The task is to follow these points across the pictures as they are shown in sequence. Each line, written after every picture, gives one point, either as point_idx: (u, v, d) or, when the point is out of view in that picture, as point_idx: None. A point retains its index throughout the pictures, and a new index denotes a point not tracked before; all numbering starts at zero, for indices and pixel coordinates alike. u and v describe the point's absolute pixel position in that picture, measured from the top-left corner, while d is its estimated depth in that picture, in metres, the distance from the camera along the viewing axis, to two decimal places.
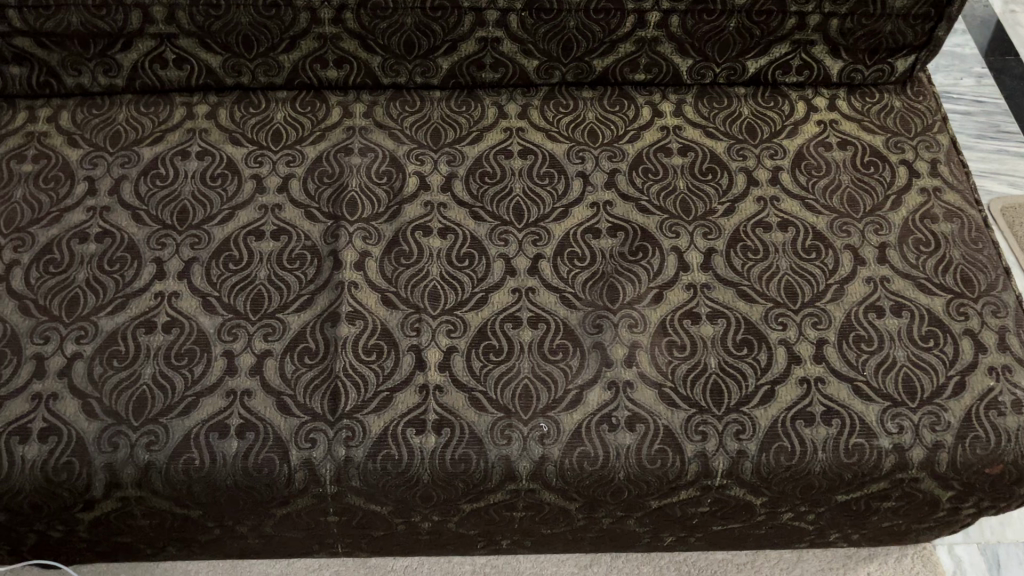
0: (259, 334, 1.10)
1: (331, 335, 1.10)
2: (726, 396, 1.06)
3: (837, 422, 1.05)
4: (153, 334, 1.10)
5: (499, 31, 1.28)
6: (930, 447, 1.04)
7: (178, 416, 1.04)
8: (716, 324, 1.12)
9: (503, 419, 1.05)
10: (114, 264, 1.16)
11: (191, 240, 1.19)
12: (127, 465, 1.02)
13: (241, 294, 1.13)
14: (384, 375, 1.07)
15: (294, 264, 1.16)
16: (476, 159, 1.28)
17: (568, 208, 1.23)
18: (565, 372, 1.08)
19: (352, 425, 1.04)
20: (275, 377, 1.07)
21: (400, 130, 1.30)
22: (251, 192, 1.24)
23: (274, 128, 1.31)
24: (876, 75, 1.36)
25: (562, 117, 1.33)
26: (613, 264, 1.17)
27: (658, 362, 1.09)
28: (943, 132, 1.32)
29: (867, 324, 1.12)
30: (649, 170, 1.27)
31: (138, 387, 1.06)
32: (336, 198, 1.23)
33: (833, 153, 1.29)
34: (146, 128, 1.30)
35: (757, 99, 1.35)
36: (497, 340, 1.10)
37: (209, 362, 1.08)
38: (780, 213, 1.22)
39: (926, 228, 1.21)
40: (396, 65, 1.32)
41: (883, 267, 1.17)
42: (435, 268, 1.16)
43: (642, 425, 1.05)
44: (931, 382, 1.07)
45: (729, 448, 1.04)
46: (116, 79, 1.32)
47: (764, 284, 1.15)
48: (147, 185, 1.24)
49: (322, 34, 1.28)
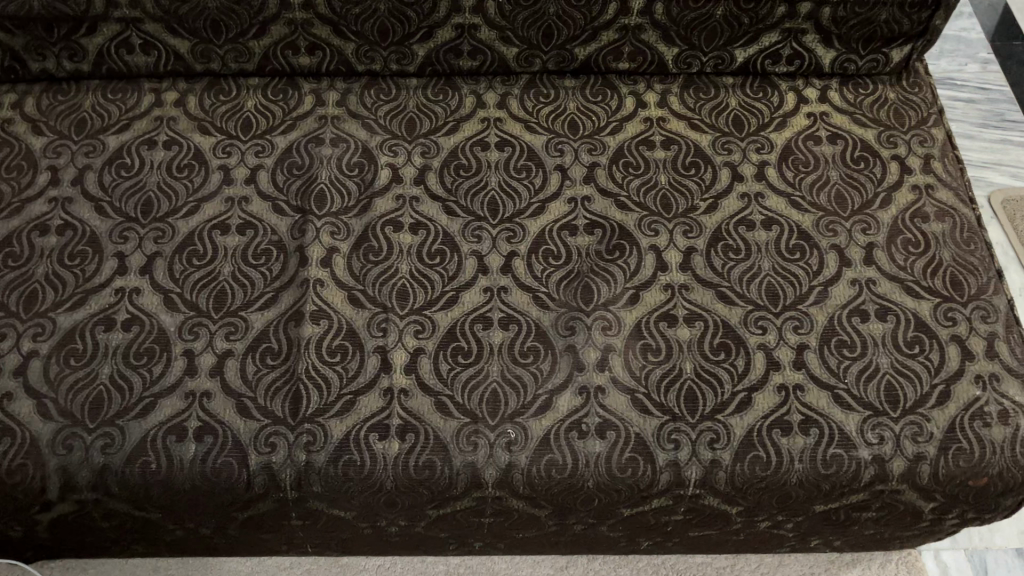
0: (221, 333, 1.07)
1: (295, 335, 1.07)
2: (701, 404, 1.03)
3: (815, 432, 1.01)
4: (112, 332, 1.07)
5: (476, 18, 1.23)
6: (912, 458, 1.00)
7: (135, 417, 1.01)
8: (693, 327, 1.08)
9: (469, 425, 1.02)
10: (75, 258, 1.13)
11: (154, 234, 1.15)
12: (82, 468, 1.00)
13: (204, 290, 1.10)
14: (348, 377, 1.04)
15: (260, 260, 1.13)
16: (451, 151, 1.23)
17: (545, 204, 1.19)
18: (535, 377, 1.04)
19: (314, 430, 1.01)
20: (235, 378, 1.04)
21: (374, 120, 1.26)
22: (218, 183, 1.20)
23: (244, 118, 1.26)
24: (870, 65, 1.31)
25: (542, 107, 1.28)
26: (588, 262, 1.13)
27: (632, 366, 1.05)
28: (938, 126, 1.27)
29: (850, 329, 1.08)
30: (630, 164, 1.22)
31: (95, 387, 1.03)
32: (305, 191, 1.19)
33: (822, 148, 1.24)
34: (113, 116, 1.26)
35: (746, 90, 1.30)
36: (466, 341, 1.07)
37: (169, 362, 1.05)
38: (764, 211, 1.18)
39: (916, 228, 1.16)
40: (370, 52, 1.28)
41: (869, 269, 1.13)
42: (404, 265, 1.13)
43: (613, 432, 1.01)
44: (915, 391, 1.03)
45: (702, 458, 1.00)
46: (82, 64, 1.27)
47: (745, 285, 1.11)
48: (112, 175, 1.20)
49: (292, 19, 1.23)
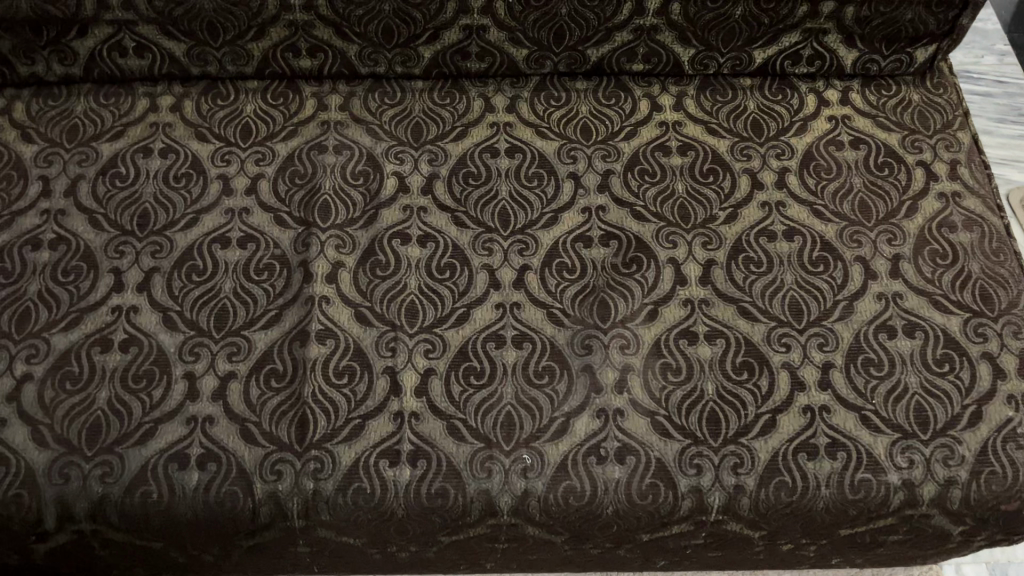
0: (223, 354, 1.02)
1: (301, 356, 1.02)
2: (723, 426, 0.99)
3: (842, 455, 0.98)
4: (109, 354, 1.02)
5: (484, 19, 1.18)
6: (943, 483, 0.97)
7: (134, 444, 0.97)
8: (714, 345, 1.04)
9: (483, 450, 0.98)
10: (69, 275, 1.08)
11: (151, 248, 1.10)
12: (80, 498, 0.95)
13: (205, 308, 1.06)
14: (356, 401, 1.00)
15: (262, 275, 1.08)
16: (460, 157, 1.19)
17: (558, 214, 1.14)
18: (551, 399, 1.00)
19: (321, 456, 0.97)
20: (239, 402, 0.99)
21: (379, 125, 1.21)
22: (217, 193, 1.15)
23: (243, 123, 1.21)
24: (894, 66, 1.26)
25: (553, 111, 1.23)
26: (604, 276, 1.09)
27: (651, 388, 1.01)
28: (964, 129, 1.23)
29: (877, 346, 1.04)
30: (646, 171, 1.17)
31: (92, 413, 0.99)
32: (308, 202, 1.14)
33: (844, 153, 1.20)
34: (106, 122, 1.21)
35: (764, 92, 1.25)
36: (479, 361, 1.03)
37: (169, 385, 1.00)
38: (786, 220, 1.13)
39: (944, 239, 1.12)
40: (374, 54, 1.22)
41: (896, 282, 1.09)
42: (413, 280, 1.08)
43: (633, 457, 0.97)
44: (946, 412, 0.99)
45: (725, 483, 0.97)
46: (73, 68, 1.22)
47: (768, 301, 1.07)
48: (106, 185, 1.15)
49: (293, 21, 1.18)
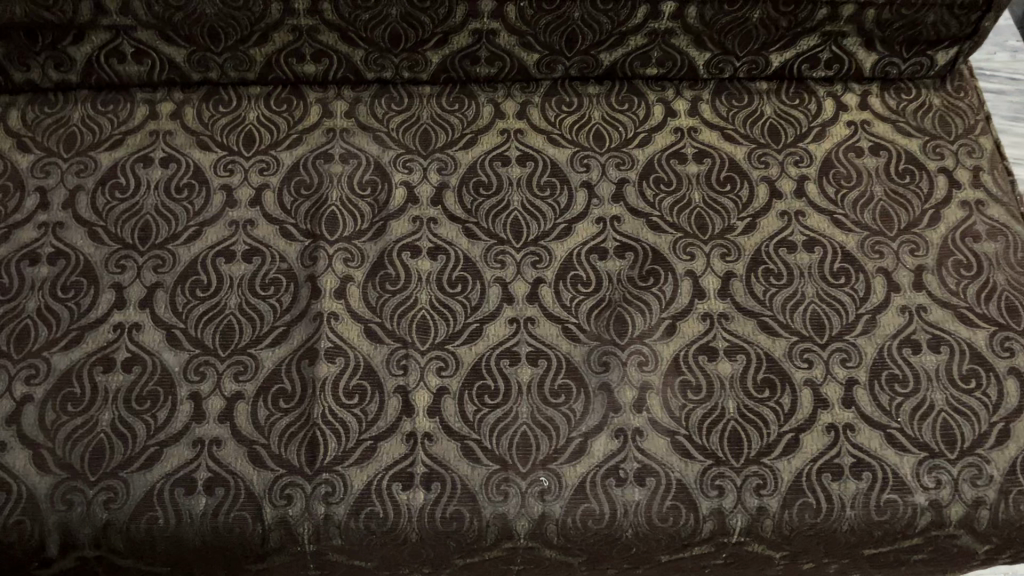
0: (229, 374, 0.99)
1: (309, 375, 0.99)
2: (745, 446, 0.96)
3: (867, 475, 0.95)
4: (111, 374, 0.99)
5: (495, 23, 1.15)
6: (971, 503, 0.95)
7: (139, 469, 0.94)
8: (734, 361, 1.01)
9: (499, 472, 0.95)
10: (69, 291, 1.05)
11: (153, 262, 1.07)
12: (84, 524, 0.92)
13: (210, 326, 1.02)
14: (367, 422, 0.97)
15: (268, 291, 1.05)
16: (470, 166, 1.15)
17: (572, 224, 1.11)
18: (568, 418, 0.98)
19: (332, 480, 0.94)
20: (247, 424, 0.96)
21: (386, 133, 1.18)
22: (221, 205, 1.12)
23: (246, 131, 1.18)
24: (914, 69, 1.23)
25: (564, 117, 1.20)
26: (621, 290, 1.06)
27: (671, 406, 0.98)
28: (986, 135, 1.20)
29: (902, 361, 1.01)
30: (661, 180, 1.14)
31: (95, 436, 0.95)
32: (315, 213, 1.11)
33: (864, 160, 1.17)
34: (104, 130, 1.17)
35: (782, 96, 1.22)
36: (493, 379, 1.00)
37: (174, 406, 0.97)
38: (806, 231, 1.10)
39: (967, 249, 1.09)
40: (381, 59, 1.19)
41: (920, 294, 1.06)
42: (424, 295, 1.05)
43: (653, 479, 0.95)
44: (973, 430, 0.97)
45: (748, 505, 0.94)
46: (69, 74, 1.18)
47: (789, 314, 1.04)
48: (106, 197, 1.12)
49: (297, 26, 1.14)
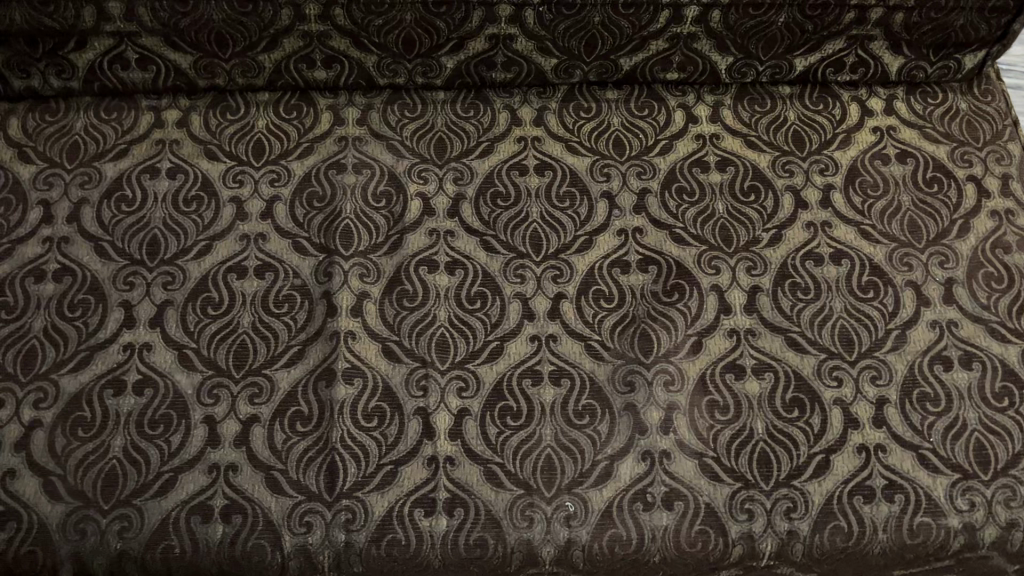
0: (243, 396, 0.96)
1: (327, 398, 0.97)
2: (775, 468, 0.94)
3: (900, 498, 0.93)
4: (123, 397, 0.96)
5: (512, 28, 1.11)
6: (1005, 526, 0.92)
7: (154, 496, 0.91)
8: (762, 379, 0.99)
9: (523, 497, 0.93)
10: (76, 309, 1.01)
11: (163, 279, 1.04)
12: (97, 554, 0.90)
13: (223, 345, 0.99)
14: (388, 445, 0.95)
15: (283, 308, 1.02)
16: (487, 176, 1.12)
17: (592, 237, 1.08)
18: (593, 440, 0.95)
19: (353, 506, 0.92)
20: (263, 448, 0.94)
21: (400, 141, 1.14)
22: (231, 218, 1.08)
23: (255, 140, 1.14)
24: (941, 72, 1.20)
25: (583, 124, 1.17)
26: (644, 305, 1.03)
27: (698, 427, 0.96)
28: (1015, 140, 1.17)
29: (933, 379, 0.99)
30: (684, 190, 1.11)
31: (107, 462, 0.93)
32: (328, 226, 1.08)
33: (891, 168, 1.14)
34: (108, 139, 1.14)
35: (805, 101, 1.19)
36: (515, 400, 0.97)
37: (188, 430, 0.95)
38: (832, 242, 1.08)
39: (998, 261, 1.07)
40: (394, 65, 1.15)
41: (950, 308, 1.03)
42: (442, 312, 1.02)
43: (682, 503, 0.93)
44: (1006, 450, 0.95)
45: (778, 529, 0.92)
46: (71, 81, 1.14)
47: (817, 331, 1.02)
48: (111, 210, 1.08)
49: (308, 31, 1.10)
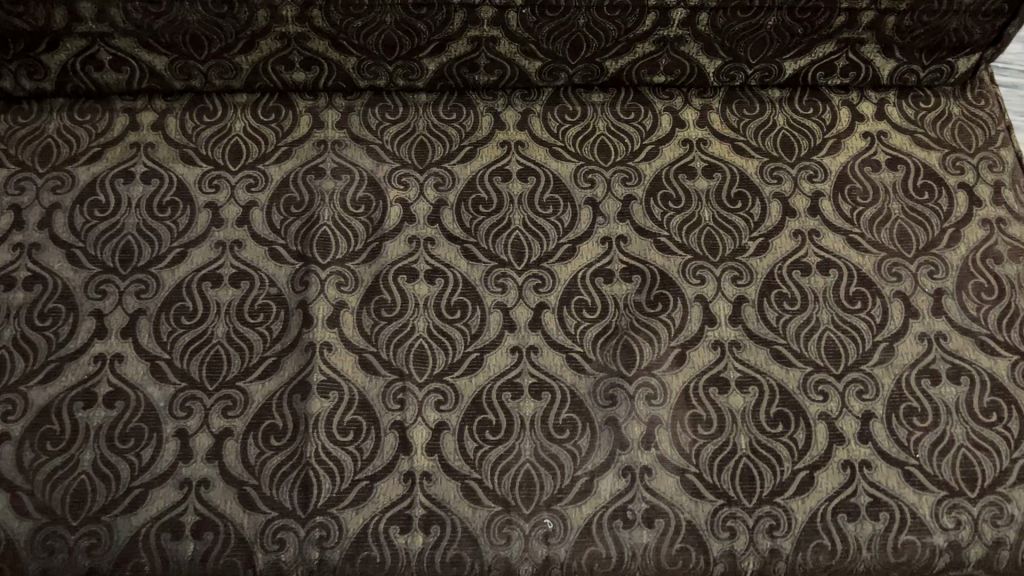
0: (216, 409, 0.94)
1: (301, 411, 0.95)
2: (758, 485, 0.92)
3: (885, 516, 0.91)
4: (93, 410, 0.94)
5: (495, 30, 1.08)
6: (991, 544, 0.91)
7: (123, 512, 0.90)
8: (747, 393, 0.97)
9: (501, 514, 0.91)
10: (46, 319, 0.99)
11: (136, 288, 1.01)
12: (65, 572, 0.88)
13: (196, 357, 0.97)
14: (363, 459, 0.93)
15: (258, 318, 1.00)
16: (469, 182, 1.10)
17: (575, 245, 1.06)
18: (573, 456, 0.94)
19: (327, 523, 0.90)
20: (236, 463, 0.92)
21: (380, 145, 1.12)
22: (206, 224, 1.06)
23: (232, 143, 1.12)
24: (933, 76, 1.17)
25: (568, 128, 1.14)
26: (628, 316, 1.01)
27: (680, 442, 0.94)
28: (1008, 146, 1.14)
29: (921, 393, 0.97)
30: (669, 197, 1.09)
31: (77, 477, 0.91)
32: (306, 233, 1.05)
33: (881, 174, 1.12)
34: (81, 142, 1.11)
35: (795, 105, 1.17)
36: (494, 414, 0.95)
37: (160, 444, 0.93)
38: (820, 251, 1.06)
39: (989, 271, 1.05)
40: (375, 67, 1.12)
41: (939, 320, 1.01)
42: (421, 322, 1.00)
43: (662, 521, 0.91)
44: (993, 467, 0.94)
45: (761, 547, 0.90)
46: (43, 82, 1.11)
47: (803, 343, 0.99)
48: (84, 216, 1.06)
49: (285, 33, 1.08)
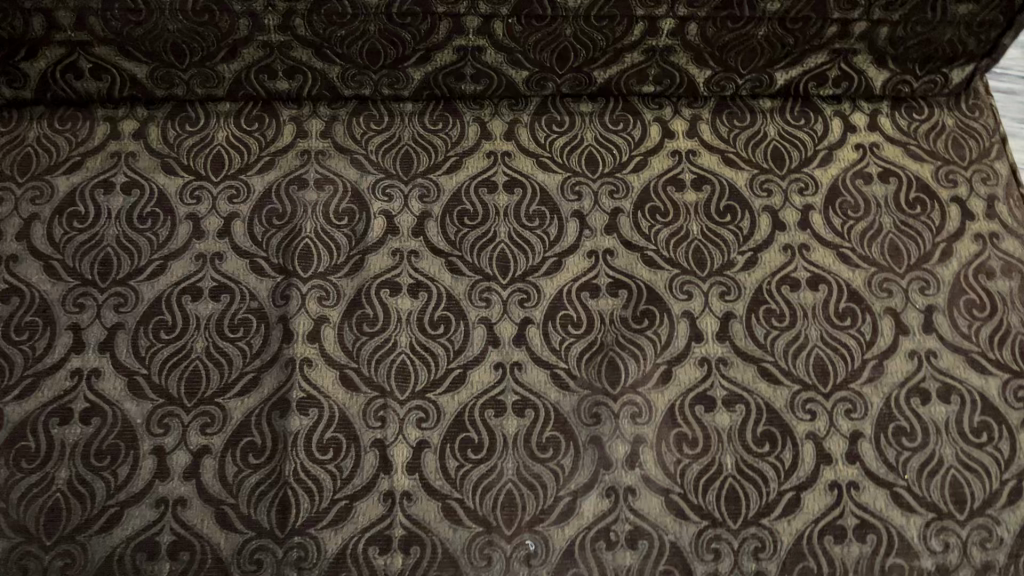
0: (194, 426, 0.93)
1: (281, 429, 0.93)
2: (743, 506, 0.91)
3: (872, 539, 0.90)
4: (69, 427, 0.93)
5: (481, 39, 1.07)
6: (980, 568, 0.89)
7: (98, 532, 0.88)
8: (733, 412, 0.95)
9: (482, 535, 0.89)
10: (23, 332, 0.98)
11: (114, 301, 1.00)
12: None
13: (175, 372, 0.96)
14: (343, 479, 0.91)
15: (238, 333, 0.98)
16: (454, 193, 1.08)
17: (562, 258, 1.04)
18: (556, 475, 0.92)
19: (305, 543, 0.89)
20: (214, 482, 0.91)
21: (365, 155, 1.10)
22: (187, 236, 1.04)
23: (214, 153, 1.10)
24: (927, 87, 1.16)
25: (555, 138, 1.12)
26: (613, 332, 1.00)
27: (665, 462, 0.93)
28: (1002, 159, 1.13)
29: (910, 413, 0.95)
30: (657, 210, 1.07)
31: (51, 496, 0.90)
32: (288, 246, 1.04)
33: (872, 188, 1.10)
34: (61, 151, 1.10)
35: (786, 115, 1.15)
36: (477, 432, 0.94)
37: (136, 462, 0.91)
38: (810, 266, 1.04)
39: (981, 287, 1.03)
40: (359, 76, 1.11)
41: (929, 338, 1.00)
42: (403, 338, 0.99)
43: (646, 542, 0.89)
44: (983, 489, 0.92)
45: (745, 570, 0.89)
46: (23, 90, 1.10)
47: (791, 361, 0.98)
48: (63, 227, 1.04)
49: (268, 42, 1.06)
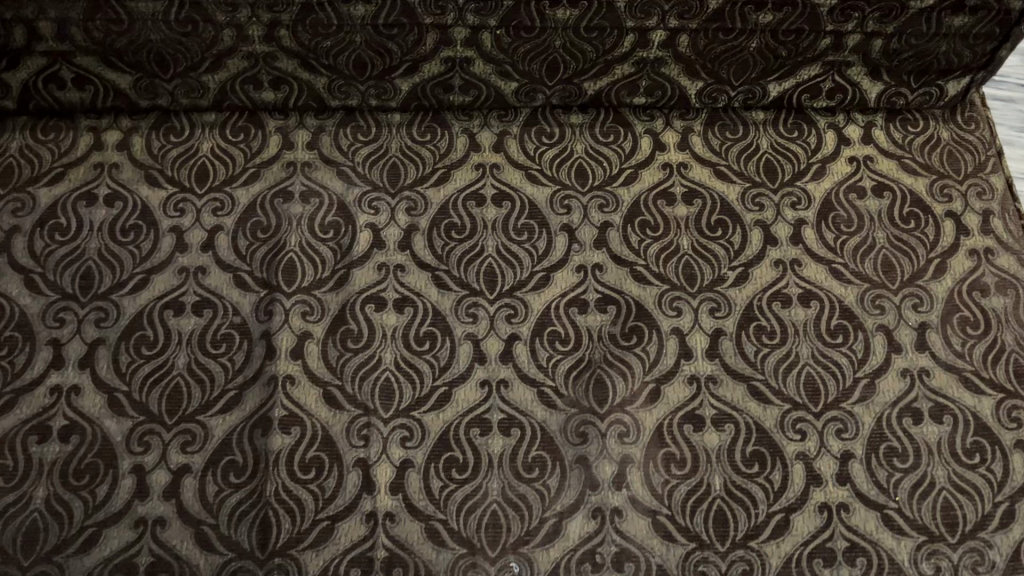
0: (175, 444, 0.92)
1: (263, 448, 0.92)
2: (731, 528, 0.90)
3: (861, 562, 0.88)
4: (48, 445, 0.91)
5: (469, 50, 1.05)
6: None
7: (76, 552, 0.87)
8: (722, 432, 0.94)
9: (466, 556, 0.88)
10: (3, 348, 0.96)
11: (95, 316, 0.98)
12: None
13: (156, 389, 0.94)
14: (325, 499, 0.90)
15: (220, 349, 0.97)
16: (441, 206, 1.07)
17: (550, 273, 1.03)
18: (541, 496, 0.91)
19: (286, 565, 0.87)
20: (194, 502, 0.89)
21: (351, 167, 1.09)
22: (170, 249, 1.03)
23: (199, 164, 1.09)
24: (922, 99, 1.14)
25: (545, 150, 1.11)
26: (601, 349, 0.98)
27: (652, 483, 0.92)
28: (998, 172, 1.11)
29: (902, 433, 0.94)
30: (647, 224, 1.06)
31: (29, 516, 0.88)
32: (272, 260, 1.02)
33: (866, 202, 1.08)
34: (43, 162, 1.08)
35: (779, 127, 1.13)
36: (462, 451, 0.92)
37: (115, 481, 0.90)
38: (801, 282, 1.03)
39: (975, 304, 1.02)
40: (346, 86, 1.09)
41: (922, 356, 0.98)
42: (388, 354, 0.97)
43: (632, 565, 0.88)
44: (975, 511, 0.91)
45: None
46: (5, 100, 1.08)
47: (782, 379, 0.96)
48: (44, 240, 1.03)
49: (252, 52, 1.04)
